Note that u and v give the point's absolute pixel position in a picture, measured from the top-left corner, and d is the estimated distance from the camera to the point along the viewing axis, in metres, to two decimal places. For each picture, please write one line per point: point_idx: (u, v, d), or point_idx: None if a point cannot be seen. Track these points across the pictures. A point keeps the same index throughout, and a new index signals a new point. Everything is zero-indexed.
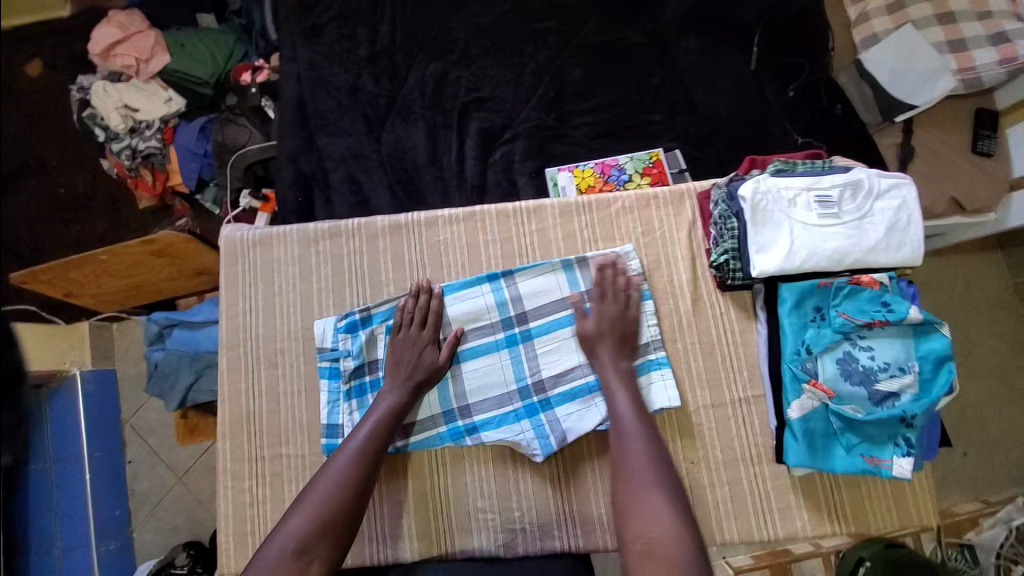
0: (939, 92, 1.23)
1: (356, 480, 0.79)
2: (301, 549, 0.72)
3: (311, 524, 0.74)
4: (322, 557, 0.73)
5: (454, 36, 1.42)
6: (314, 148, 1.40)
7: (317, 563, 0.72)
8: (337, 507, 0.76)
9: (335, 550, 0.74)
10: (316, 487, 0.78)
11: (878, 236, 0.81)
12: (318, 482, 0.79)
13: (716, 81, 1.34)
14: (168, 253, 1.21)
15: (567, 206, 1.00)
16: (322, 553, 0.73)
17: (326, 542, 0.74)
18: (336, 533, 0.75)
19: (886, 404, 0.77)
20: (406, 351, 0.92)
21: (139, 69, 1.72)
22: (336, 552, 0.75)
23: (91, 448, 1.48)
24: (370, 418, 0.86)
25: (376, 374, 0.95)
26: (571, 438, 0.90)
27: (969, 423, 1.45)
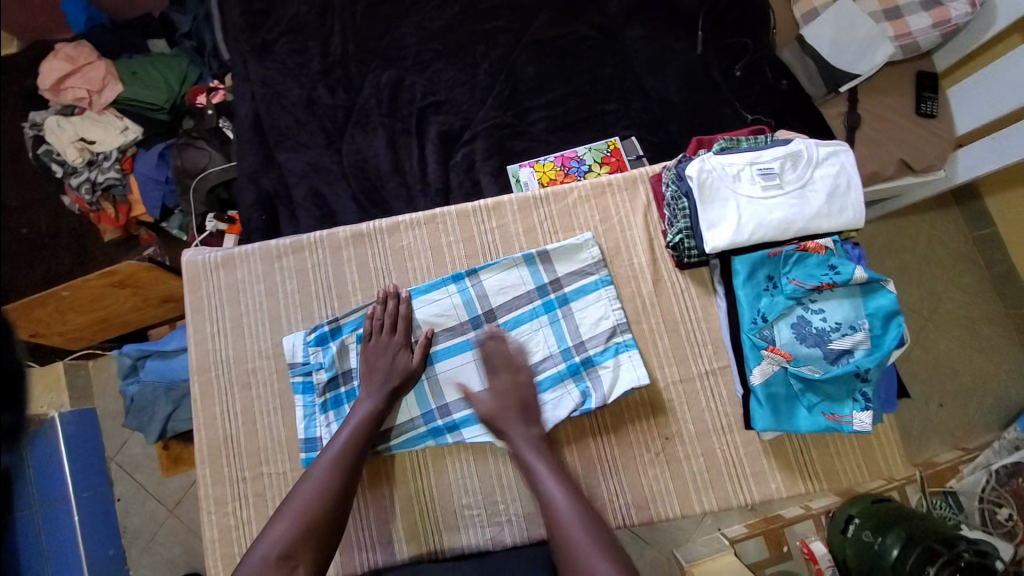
0: (880, 59, 1.27)
1: (338, 484, 0.81)
2: (284, 555, 0.74)
3: (294, 530, 0.76)
4: (307, 562, 0.75)
5: (406, 42, 1.42)
6: (275, 165, 1.39)
7: (302, 567, 0.74)
8: (319, 511, 0.78)
9: (320, 552, 0.76)
10: (297, 495, 0.79)
11: (819, 202, 0.85)
12: (299, 490, 0.80)
13: (665, 66, 1.38)
14: (129, 283, 1.20)
15: (525, 200, 1.02)
16: (307, 557, 0.75)
17: (310, 546, 0.76)
18: (320, 537, 0.77)
19: (841, 361, 0.81)
20: (381, 355, 0.92)
21: (92, 100, 1.69)
22: (320, 556, 0.76)
23: (76, 488, 1.46)
24: (350, 422, 0.87)
25: (352, 383, 0.96)
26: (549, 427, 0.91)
27: (939, 376, 1.50)
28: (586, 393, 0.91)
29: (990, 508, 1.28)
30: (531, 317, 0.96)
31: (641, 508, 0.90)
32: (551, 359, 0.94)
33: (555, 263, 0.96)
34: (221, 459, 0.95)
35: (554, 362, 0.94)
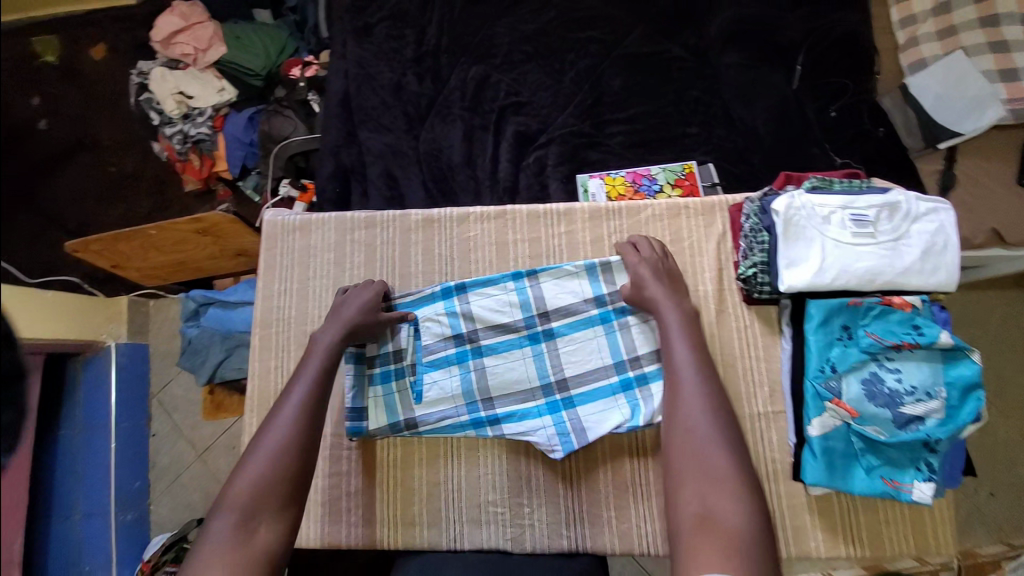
0: (988, 121, 1.22)
1: (298, 436, 0.77)
2: (245, 518, 0.69)
3: (255, 487, 0.72)
4: (270, 512, 0.71)
5: (498, 41, 1.46)
6: (355, 142, 1.45)
7: (265, 527, 0.70)
8: (283, 465, 0.74)
9: (284, 510, 0.72)
10: (254, 455, 0.75)
11: (912, 258, 0.81)
12: (259, 446, 0.75)
13: (755, 97, 1.35)
14: (213, 232, 1.25)
15: (597, 210, 1.01)
16: (267, 518, 0.71)
17: (269, 505, 0.72)
18: (282, 496, 0.73)
19: (911, 428, 0.76)
20: (350, 305, 0.93)
21: (197, 57, 1.82)
22: (283, 518, 0.72)
23: (119, 419, 1.59)
24: (308, 370, 0.84)
25: (400, 363, 0.97)
26: (592, 437, 0.90)
27: (999, 466, 1.39)
28: (635, 409, 0.90)
29: None
30: (585, 327, 0.95)
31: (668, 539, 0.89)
32: (601, 371, 0.94)
33: (614, 279, 0.96)
34: (267, 413, 0.98)
35: (607, 374, 0.94)
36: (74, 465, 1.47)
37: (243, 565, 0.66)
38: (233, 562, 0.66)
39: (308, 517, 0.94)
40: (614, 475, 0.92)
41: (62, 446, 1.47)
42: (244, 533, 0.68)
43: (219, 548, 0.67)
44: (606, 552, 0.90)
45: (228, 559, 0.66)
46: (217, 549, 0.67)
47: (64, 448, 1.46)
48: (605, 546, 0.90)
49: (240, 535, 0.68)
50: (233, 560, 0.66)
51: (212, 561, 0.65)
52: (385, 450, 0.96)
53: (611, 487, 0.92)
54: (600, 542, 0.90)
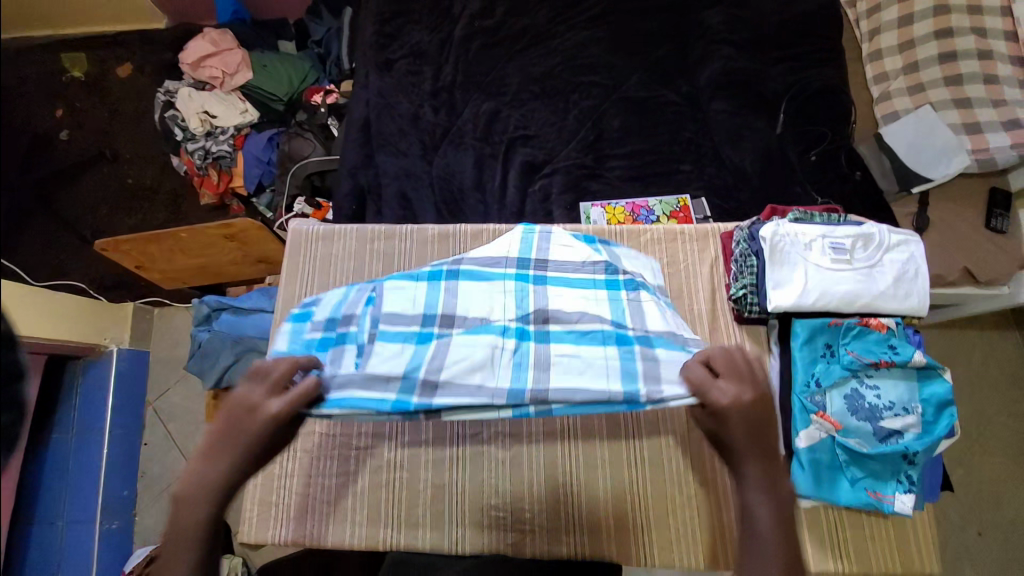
0: (955, 169, 1.34)
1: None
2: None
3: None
4: None
5: (509, 80, 1.58)
6: (372, 165, 1.54)
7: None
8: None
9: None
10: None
11: (886, 284, 0.89)
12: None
13: (744, 140, 1.46)
14: (239, 238, 1.33)
15: (600, 232, 1.10)
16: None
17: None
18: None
19: (890, 441, 0.82)
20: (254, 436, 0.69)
21: (223, 81, 1.93)
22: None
23: (113, 424, 1.59)
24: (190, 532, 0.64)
25: (349, 328, 0.93)
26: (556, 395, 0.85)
27: (979, 501, 1.44)
28: (632, 373, 0.86)
29: None
30: (590, 286, 0.98)
31: (665, 548, 0.92)
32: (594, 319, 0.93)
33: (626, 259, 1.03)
34: None
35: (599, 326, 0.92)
36: (64, 469, 1.48)
37: None
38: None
39: (317, 516, 0.97)
40: (615, 485, 0.95)
41: (52, 451, 1.47)
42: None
43: None
44: (603, 559, 0.93)
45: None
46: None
47: (56, 452, 1.48)
48: (604, 553, 0.93)
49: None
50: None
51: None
52: (391, 452, 0.99)
53: (612, 497, 0.95)
54: (599, 550, 0.93)
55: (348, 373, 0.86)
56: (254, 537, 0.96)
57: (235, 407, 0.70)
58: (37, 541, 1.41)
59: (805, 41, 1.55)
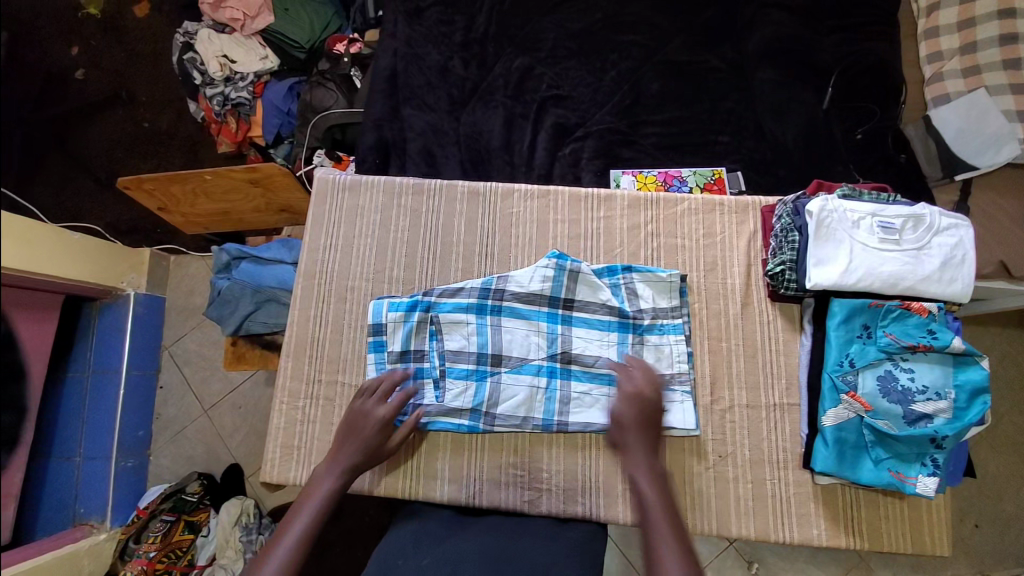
0: (1004, 158, 1.27)
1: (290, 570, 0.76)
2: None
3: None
4: None
5: (545, 36, 1.51)
6: (397, 118, 1.49)
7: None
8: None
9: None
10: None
11: (933, 267, 0.86)
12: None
13: (787, 112, 1.40)
14: (264, 184, 1.29)
15: (636, 199, 1.06)
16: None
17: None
18: None
19: (919, 425, 0.81)
20: (358, 430, 0.91)
21: (245, 23, 1.86)
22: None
23: (129, 366, 1.60)
24: (312, 502, 0.84)
25: (423, 364, 0.99)
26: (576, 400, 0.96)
27: (984, 498, 1.45)
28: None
29: None
30: (604, 328, 0.99)
31: (678, 514, 0.93)
32: (605, 360, 0.98)
33: (644, 293, 0.99)
34: (306, 359, 1.01)
35: (608, 366, 0.98)
36: (82, 406, 1.51)
37: None
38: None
39: None
40: None
41: (70, 388, 1.51)
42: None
43: None
44: (617, 520, 0.94)
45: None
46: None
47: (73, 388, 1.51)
48: (618, 516, 0.94)
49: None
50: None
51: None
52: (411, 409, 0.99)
53: (629, 463, 0.95)
54: (612, 513, 0.94)
55: (429, 407, 0.96)
56: (276, 477, 0.98)
57: (356, 414, 0.92)
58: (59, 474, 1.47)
59: (862, 11, 1.46)
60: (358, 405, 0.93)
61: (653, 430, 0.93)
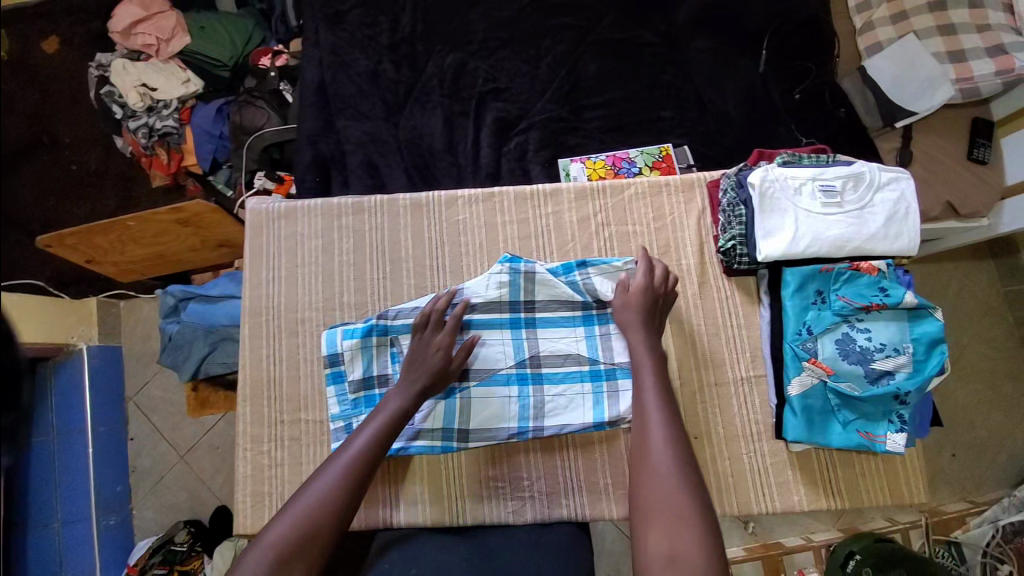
0: (940, 100, 1.28)
1: (344, 492, 0.76)
2: (281, 562, 0.69)
3: (294, 533, 0.71)
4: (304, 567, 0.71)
5: (474, 28, 1.46)
6: (333, 131, 1.43)
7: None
8: (340, 497, 0.75)
9: (315, 562, 0.71)
10: (294, 502, 0.74)
11: (877, 225, 0.86)
12: (301, 498, 0.75)
13: (725, 81, 1.39)
14: (193, 223, 1.23)
15: (582, 190, 1.04)
16: (303, 565, 0.70)
17: (307, 554, 0.71)
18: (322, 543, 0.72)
19: (881, 382, 0.82)
20: (422, 354, 0.89)
21: (159, 48, 1.74)
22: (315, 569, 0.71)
23: (94, 422, 1.52)
24: (372, 423, 0.83)
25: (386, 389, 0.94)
26: (551, 402, 0.94)
27: (956, 426, 1.51)
28: (599, 404, 0.94)
29: (992, 563, 1.27)
30: (569, 325, 0.97)
31: None
32: (574, 358, 0.96)
33: (604, 287, 0.95)
34: (261, 401, 0.96)
35: (578, 363, 0.96)
36: (51, 472, 1.42)
37: None
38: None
39: None
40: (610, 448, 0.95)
41: (37, 452, 1.41)
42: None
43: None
44: (604, 516, 0.93)
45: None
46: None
47: (40, 456, 1.42)
48: (605, 512, 0.93)
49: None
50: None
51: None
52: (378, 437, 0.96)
53: (608, 459, 0.94)
54: (599, 509, 0.93)
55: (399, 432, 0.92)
56: (252, 526, 0.94)
57: (419, 345, 0.89)
58: (38, 547, 1.38)
59: None
60: (422, 328, 0.91)
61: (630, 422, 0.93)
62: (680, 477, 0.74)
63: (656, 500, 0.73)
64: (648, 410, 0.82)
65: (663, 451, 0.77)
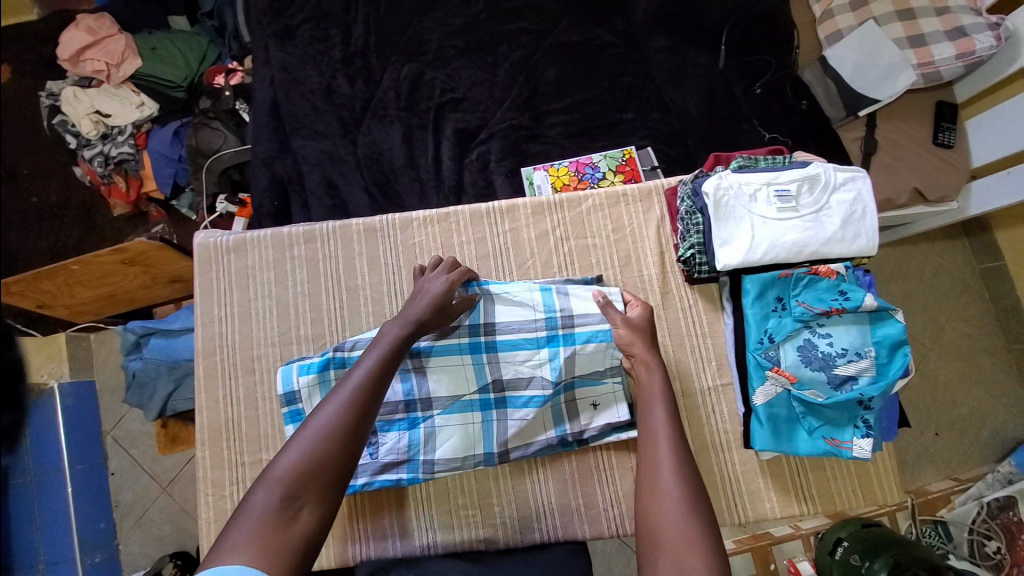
0: (902, 87, 1.25)
1: (353, 419, 0.69)
2: (288, 498, 0.62)
3: (302, 465, 0.64)
4: (313, 504, 0.63)
5: (428, 37, 1.43)
6: (289, 151, 1.39)
7: (307, 511, 0.62)
8: (348, 425, 0.68)
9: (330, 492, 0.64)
10: (300, 434, 0.67)
11: (833, 228, 0.85)
12: (305, 430, 0.67)
13: (685, 79, 1.37)
14: (140, 261, 1.24)
15: (539, 205, 1.02)
16: (313, 499, 0.63)
17: (317, 486, 0.64)
18: (331, 478, 0.65)
19: (845, 388, 0.81)
20: (423, 294, 0.87)
21: (111, 74, 1.61)
22: (329, 501, 0.64)
23: (72, 461, 1.42)
24: (373, 354, 0.77)
25: None
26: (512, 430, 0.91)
27: (939, 407, 1.51)
28: (562, 418, 0.93)
29: (978, 539, 1.29)
30: (530, 341, 0.95)
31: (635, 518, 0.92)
32: (536, 379, 0.93)
33: (566, 303, 0.95)
34: (221, 444, 0.94)
35: (540, 385, 0.93)
36: (32, 512, 1.28)
37: (281, 550, 0.58)
38: (265, 550, 0.58)
39: None
40: (580, 469, 0.94)
41: (16, 498, 1.25)
42: (285, 518, 0.60)
43: (256, 522, 0.59)
44: (578, 538, 0.92)
45: (258, 533, 0.59)
46: (251, 527, 0.59)
47: (20, 497, 1.26)
48: (577, 534, 0.92)
49: (280, 520, 0.60)
50: (267, 544, 0.58)
51: (233, 549, 0.57)
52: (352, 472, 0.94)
53: (577, 479, 0.93)
54: (571, 531, 0.92)
55: (363, 465, 0.90)
56: None
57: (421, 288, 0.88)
58: None
59: None
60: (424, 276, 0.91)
61: (598, 439, 0.93)
62: (689, 505, 0.68)
63: (666, 529, 0.67)
64: (659, 439, 0.76)
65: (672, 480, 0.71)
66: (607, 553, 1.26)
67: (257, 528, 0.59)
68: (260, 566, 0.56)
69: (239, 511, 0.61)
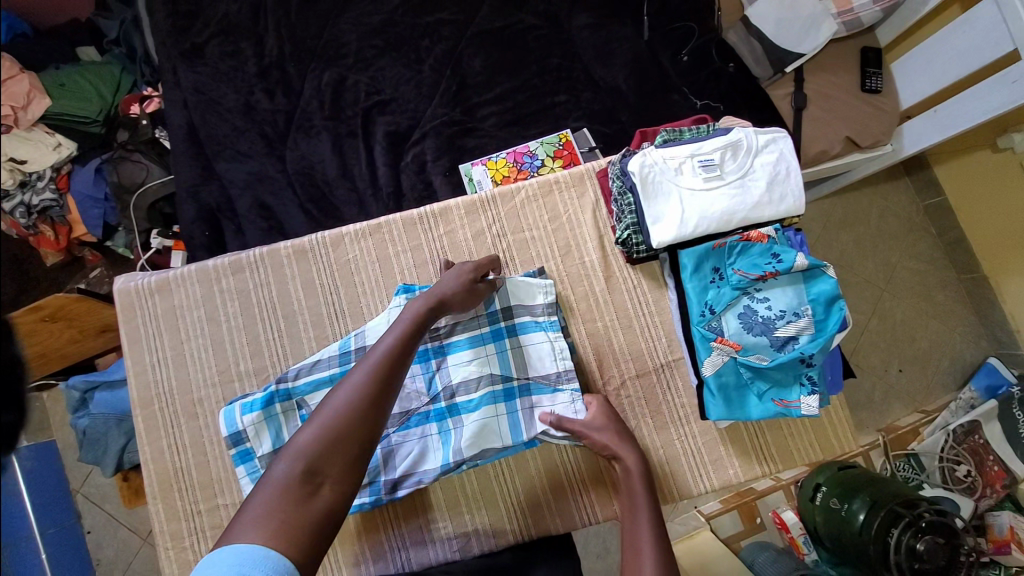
0: (824, 37, 1.26)
1: (376, 392, 0.66)
2: (310, 471, 0.59)
3: (324, 439, 0.61)
4: (334, 480, 0.60)
5: (346, 39, 1.37)
6: (214, 176, 1.33)
7: (329, 487, 0.59)
8: (369, 401, 0.65)
9: (351, 472, 0.62)
10: (322, 407, 0.65)
11: (759, 191, 0.86)
12: (329, 400, 0.65)
13: (611, 54, 1.36)
14: (63, 316, 1.22)
15: (472, 203, 1.00)
16: (335, 475, 0.60)
17: (340, 463, 0.61)
18: (355, 454, 0.62)
19: (787, 348, 0.82)
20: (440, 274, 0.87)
21: (18, 117, 1.42)
22: (353, 478, 0.61)
23: (42, 524, 1.33)
24: (392, 331, 0.74)
25: None
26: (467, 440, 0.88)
27: (898, 345, 1.56)
28: (519, 423, 0.90)
29: (949, 466, 1.36)
30: (477, 345, 0.93)
31: (604, 505, 0.92)
32: (485, 379, 0.91)
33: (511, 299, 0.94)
34: (174, 494, 0.91)
35: (490, 383, 0.91)
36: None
37: (303, 524, 0.56)
38: (286, 525, 0.55)
39: None
40: (545, 465, 0.93)
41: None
42: (306, 492, 0.58)
43: (275, 496, 0.57)
44: (552, 533, 0.91)
45: (277, 506, 0.56)
46: (269, 499, 0.56)
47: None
48: (549, 529, 0.91)
49: (302, 493, 0.58)
50: (287, 519, 0.55)
51: (253, 523, 0.54)
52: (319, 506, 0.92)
53: (543, 477, 0.93)
54: (543, 526, 0.91)
55: None
56: None
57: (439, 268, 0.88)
58: None
59: None
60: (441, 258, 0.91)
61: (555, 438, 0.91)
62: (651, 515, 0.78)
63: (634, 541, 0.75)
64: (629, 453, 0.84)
65: (650, 558, 0.72)
66: (604, 534, 1.29)
67: (277, 501, 0.56)
68: (281, 542, 0.54)
69: (260, 482, 0.58)
